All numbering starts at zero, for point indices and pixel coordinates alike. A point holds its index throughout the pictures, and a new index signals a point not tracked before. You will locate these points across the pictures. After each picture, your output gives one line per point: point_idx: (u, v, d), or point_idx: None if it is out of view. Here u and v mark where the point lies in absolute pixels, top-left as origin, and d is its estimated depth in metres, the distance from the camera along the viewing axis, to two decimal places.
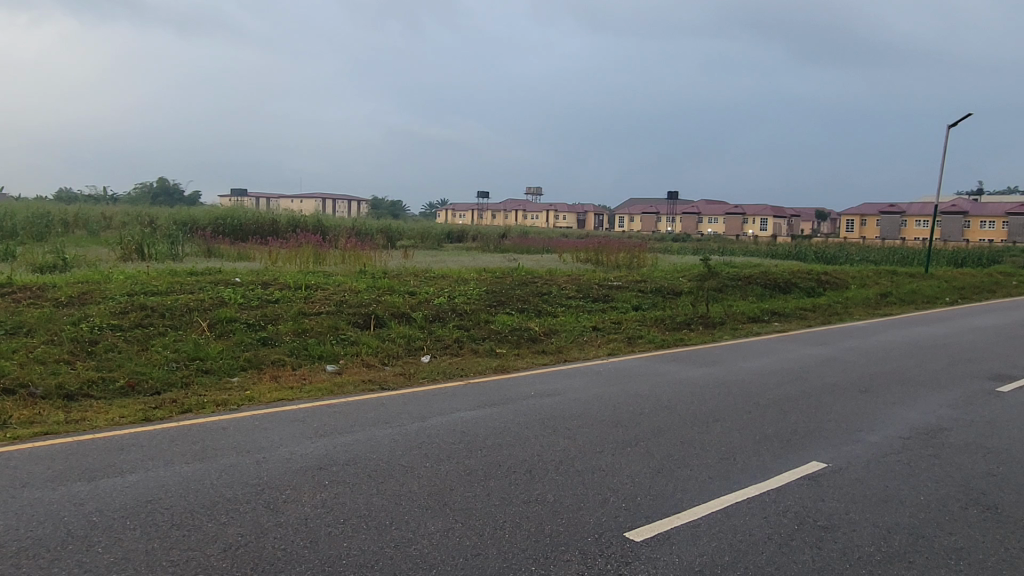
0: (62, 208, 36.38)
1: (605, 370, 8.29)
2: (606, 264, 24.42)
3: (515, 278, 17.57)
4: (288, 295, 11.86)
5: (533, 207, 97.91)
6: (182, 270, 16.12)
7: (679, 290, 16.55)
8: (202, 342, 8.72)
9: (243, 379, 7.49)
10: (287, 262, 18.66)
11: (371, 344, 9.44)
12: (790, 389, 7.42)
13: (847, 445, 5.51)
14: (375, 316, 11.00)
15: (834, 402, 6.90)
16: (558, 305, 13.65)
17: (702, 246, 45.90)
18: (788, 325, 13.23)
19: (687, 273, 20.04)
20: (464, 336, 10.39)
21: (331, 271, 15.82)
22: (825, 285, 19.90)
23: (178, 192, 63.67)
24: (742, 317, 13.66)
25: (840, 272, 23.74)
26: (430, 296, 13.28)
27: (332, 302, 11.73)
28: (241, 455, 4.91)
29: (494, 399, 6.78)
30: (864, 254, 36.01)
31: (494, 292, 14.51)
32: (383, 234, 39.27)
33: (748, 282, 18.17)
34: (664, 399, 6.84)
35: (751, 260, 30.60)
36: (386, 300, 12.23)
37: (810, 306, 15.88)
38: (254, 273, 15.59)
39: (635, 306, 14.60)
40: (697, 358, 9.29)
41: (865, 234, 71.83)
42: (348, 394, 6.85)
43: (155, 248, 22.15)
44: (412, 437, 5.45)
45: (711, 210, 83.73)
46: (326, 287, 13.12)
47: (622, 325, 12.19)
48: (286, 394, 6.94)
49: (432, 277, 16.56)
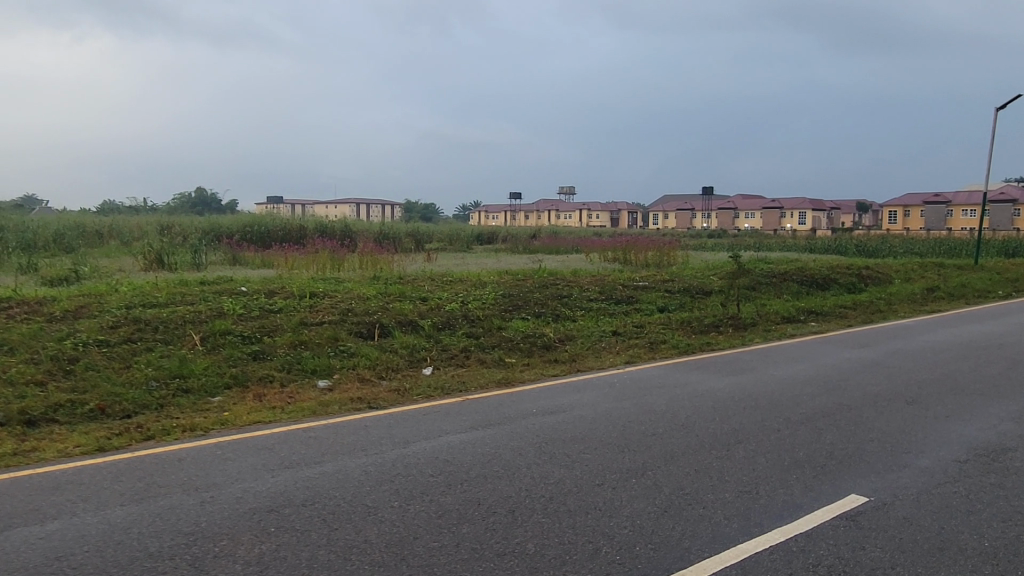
0: (94, 219, 36.77)
1: (619, 382, 7.55)
2: (634, 264, 23.57)
3: (537, 281, 16.85)
4: (291, 305, 11.33)
5: (565, 206, 97.00)
6: (193, 280, 15.77)
7: (709, 289, 15.68)
8: (189, 358, 8.21)
9: (224, 400, 6.93)
10: (303, 269, 18.24)
11: (370, 355, 8.85)
12: (826, 402, 6.59)
13: (893, 472, 4.70)
14: (380, 325, 10.41)
15: (876, 417, 6.07)
16: (578, 309, 12.91)
17: (738, 242, 44.65)
18: (827, 325, 12.30)
19: (718, 271, 19.12)
20: (472, 345, 9.73)
21: (344, 278, 15.30)
22: (866, 280, 18.78)
23: (212, 201, 64.38)
24: (775, 317, 12.77)
25: (883, 266, 22.56)
26: (442, 302, 12.65)
27: (337, 310, 11.17)
28: (186, 494, 4.31)
29: (490, 418, 6.10)
30: (908, 246, 34.49)
31: (511, 296, 13.83)
32: (410, 238, 38.86)
33: (783, 279, 17.19)
34: (681, 417, 6.08)
35: (788, 256, 29.44)
36: (395, 308, 11.65)
37: (850, 303, 14.89)
38: (265, 281, 15.15)
39: (661, 308, 13.80)
40: (723, 365, 8.49)
41: (910, 225, 69.42)
42: (330, 415, 6.24)
43: (175, 258, 21.95)
44: (386, 469, 4.80)
45: (747, 204, 81.88)
46: (334, 295, 12.59)
47: (645, 329, 11.41)
48: (265, 416, 6.35)
49: (449, 281, 15.95)
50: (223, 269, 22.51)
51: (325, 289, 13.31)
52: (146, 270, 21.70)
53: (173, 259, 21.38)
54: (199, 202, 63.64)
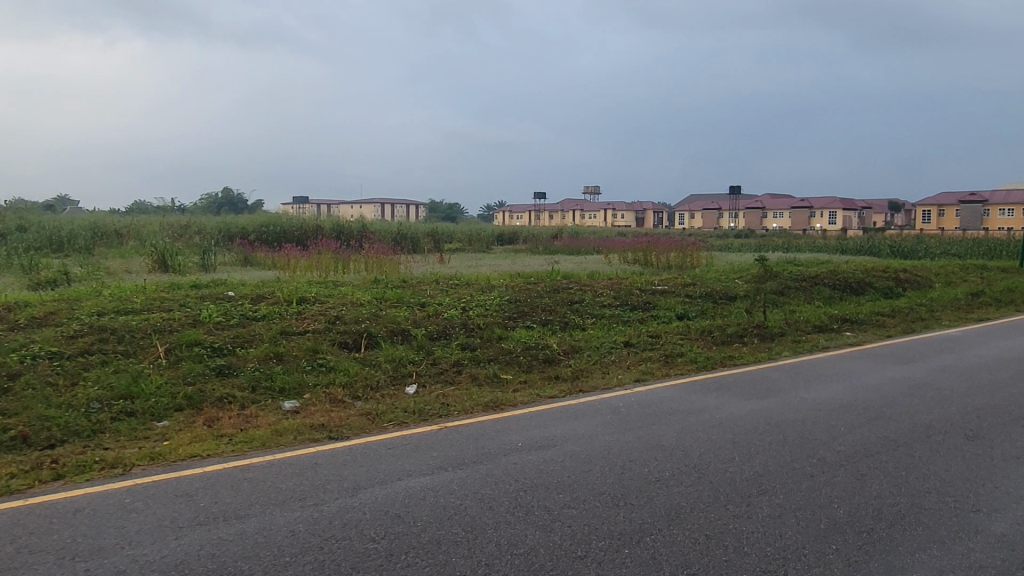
0: (109, 219, 36.37)
1: (624, 407, 6.54)
2: (655, 266, 22.44)
3: (549, 284, 15.87)
4: (276, 312, 10.47)
5: (590, 206, 95.78)
6: (186, 282, 15.00)
7: (733, 295, 14.58)
8: (145, 373, 7.38)
9: (169, 426, 6.07)
10: (306, 272, 17.45)
11: (349, 371, 7.95)
12: (868, 437, 5.54)
13: (961, 543, 3.67)
14: (368, 335, 9.51)
15: (932, 458, 5.01)
16: (588, 316, 11.91)
17: (766, 242, 43.26)
18: (864, 336, 11.14)
19: (743, 273, 18.00)
20: (466, 358, 8.78)
21: (342, 282, 14.45)
22: (904, 284, 17.53)
23: (235, 200, 64.26)
24: (805, 326, 11.64)
25: (921, 269, 21.17)
26: (441, 308, 11.71)
27: (324, 318, 10.28)
28: (56, 567, 3.41)
29: (465, 455, 5.14)
30: (945, 247, 32.82)
31: (518, 302, 12.86)
32: (427, 239, 38.02)
33: (814, 283, 16.01)
34: (693, 456, 5.07)
35: (819, 257, 28.07)
36: (389, 315, 10.75)
37: (888, 310, 13.68)
38: (259, 284, 14.32)
39: (680, 315, 12.73)
40: (746, 386, 7.43)
41: (944, 225, 67.29)
42: (281, 448, 5.33)
43: (178, 259, 21.20)
44: (319, 528, 3.86)
45: (775, 204, 79.97)
46: (325, 300, 11.71)
47: (660, 340, 10.37)
48: (205, 448, 5.44)
49: (454, 285, 15.03)
50: (229, 271, 21.78)
51: (318, 294, 12.46)
52: (151, 273, 21.00)
53: (178, 261, 20.65)
54: (223, 202, 63.50)
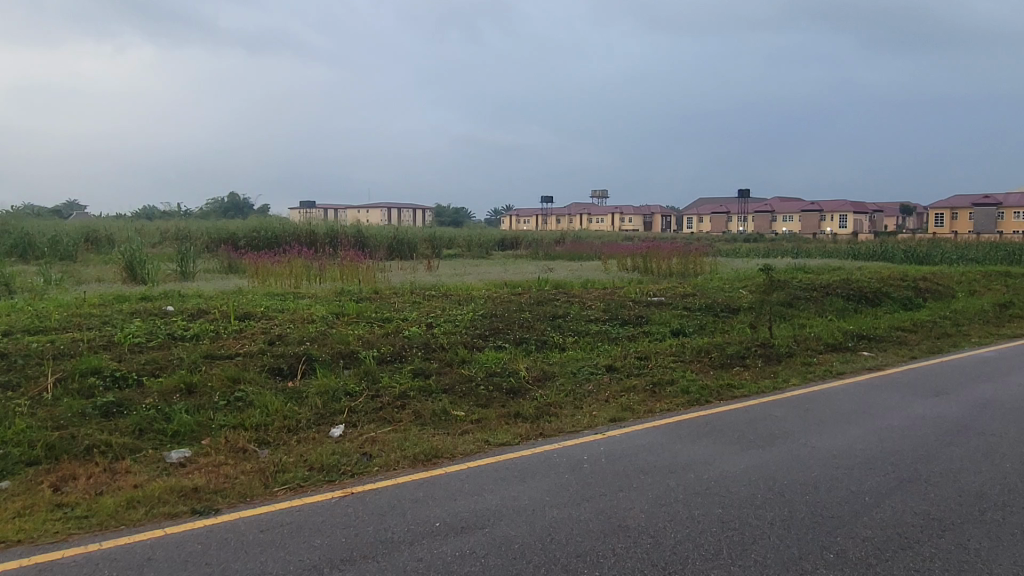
0: (97, 223, 35.05)
1: (588, 463, 5.17)
2: (655, 273, 21.04)
3: (535, 295, 14.52)
4: (209, 332, 9.15)
5: (598, 210, 94.25)
6: (137, 294, 13.67)
7: (736, 307, 13.22)
8: (14, 412, 6.07)
9: (5, 490, 4.75)
10: (276, 281, 16.14)
11: (269, 406, 6.62)
12: (901, 514, 4.18)
13: None
14: (307, 360, 8.19)
15: (993, 555, 3.65)
16: (570, 334, 10.55)
17: (777, 246, 41.83)
18: (883, 356, 9.72)
19: (749, 282, 16.64)
20: (414, 388, 7.44)
21: (306, 294, 13.14)
22: (925, 294, 16.09)
23: (237, 205, 63.21)
24: (816, 345, 10.23)
25: (940, 277, 19.68)
26: (404, 325, 10.38)
27: (261, 339, 8.96)
28: None
29: (356, 545, 3.80)
30: (963, 252, 31.23)
31: (493, 316, 11.51)
32: (424, 243, 36.71)
33: (825, 294, 14.60)
34: (665, 551, 3.70)
35: (831, 265, 26.68)
36: (339, 333, 9.42)
37: (909, 325, 12.26)
38: (214, 297, 12.99)
39: (676, 331, 11.35)
40: (744, 429, 6.04)
41: (959, 229, 65.53)
42: (119, 532, 4.01)
43: (148, 268, 19.47)
44: None
45: (784, 207, 78.40)
46: (273, 316, 10.39)
47: (649, 364, 8.98)
48: (24, 527, 4.11)
49: (430, 297, 13.71)
50: (203, 280, 20.41)
51: (271, 308, 11.14)
52: (121, 284, 19.61)
53: (149, 270, 19.27)
54: (226, 206, 62.40)
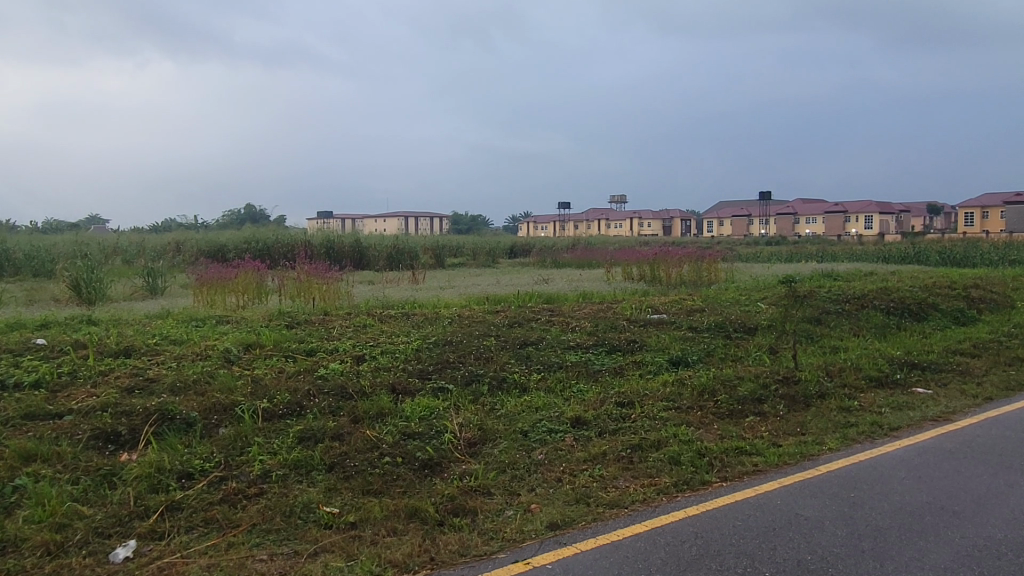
0: (82, 236, 33.05)
1: None
2: (665, 284, 18.67)
3: (515, 313, 12.29)
4: (57, 377, 7.00)
5: (616, 216, 91.69)
6: (44, 319, 11.55)
7: (752, 328, 10.86)
8: None
9: None
10: (222, 300, 13.99)
11: (45, 503, 4.46)
12: None
13: None
14: (162, 417, 6.02)
15: None
16: (537, 369, 8.28)
17: (801, 250, 39.18)
18: (948, 396, 7.33)
19: (770, 293, 14.30)
20: (286, 466, 5.22)
21: (235, 318, 11.00)
22: (979, 304, 13.62)
23: (245, 216, 61.59)
24: (856, 381, 7.85)
25: (989, 282, 17.11)
26: (325, 361, 8.17)
27: (118, 387, 6.80)
28: None
29: None
30: (1005, 251, 28.52)
31: (447, 344, 9.27)
32: (424, 251, 34.57)
33: (860, 307, 12.18)
34: None
35: (861, 268, 23.99)
36: (228, 374, 7.24)
37: (967, 347, 9.84)
38: (127, 322, 10.88)
39: (676, 361, 9.02)
40: (756, 550, 3.74)
41: (992, 227, 62.30)
42: None
43: (97, 287, 17.26)
44: None
45: (808, 209, 75.54)
46: (163, 349, 8.24)
47: (632, 413, 6.69)
48: None
49: (387, 318, 11.51)
50: (163, 298, 18.30)
51: (170, 337, 8.99)
52: (68, 303, 17.43)
53: (97, 287, 17.06)
54: (242, 215, 60.43)
